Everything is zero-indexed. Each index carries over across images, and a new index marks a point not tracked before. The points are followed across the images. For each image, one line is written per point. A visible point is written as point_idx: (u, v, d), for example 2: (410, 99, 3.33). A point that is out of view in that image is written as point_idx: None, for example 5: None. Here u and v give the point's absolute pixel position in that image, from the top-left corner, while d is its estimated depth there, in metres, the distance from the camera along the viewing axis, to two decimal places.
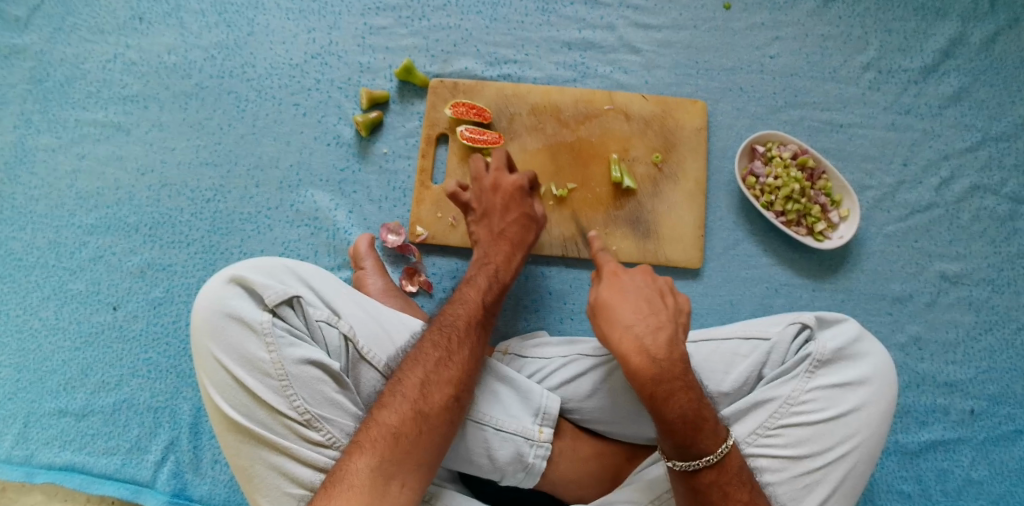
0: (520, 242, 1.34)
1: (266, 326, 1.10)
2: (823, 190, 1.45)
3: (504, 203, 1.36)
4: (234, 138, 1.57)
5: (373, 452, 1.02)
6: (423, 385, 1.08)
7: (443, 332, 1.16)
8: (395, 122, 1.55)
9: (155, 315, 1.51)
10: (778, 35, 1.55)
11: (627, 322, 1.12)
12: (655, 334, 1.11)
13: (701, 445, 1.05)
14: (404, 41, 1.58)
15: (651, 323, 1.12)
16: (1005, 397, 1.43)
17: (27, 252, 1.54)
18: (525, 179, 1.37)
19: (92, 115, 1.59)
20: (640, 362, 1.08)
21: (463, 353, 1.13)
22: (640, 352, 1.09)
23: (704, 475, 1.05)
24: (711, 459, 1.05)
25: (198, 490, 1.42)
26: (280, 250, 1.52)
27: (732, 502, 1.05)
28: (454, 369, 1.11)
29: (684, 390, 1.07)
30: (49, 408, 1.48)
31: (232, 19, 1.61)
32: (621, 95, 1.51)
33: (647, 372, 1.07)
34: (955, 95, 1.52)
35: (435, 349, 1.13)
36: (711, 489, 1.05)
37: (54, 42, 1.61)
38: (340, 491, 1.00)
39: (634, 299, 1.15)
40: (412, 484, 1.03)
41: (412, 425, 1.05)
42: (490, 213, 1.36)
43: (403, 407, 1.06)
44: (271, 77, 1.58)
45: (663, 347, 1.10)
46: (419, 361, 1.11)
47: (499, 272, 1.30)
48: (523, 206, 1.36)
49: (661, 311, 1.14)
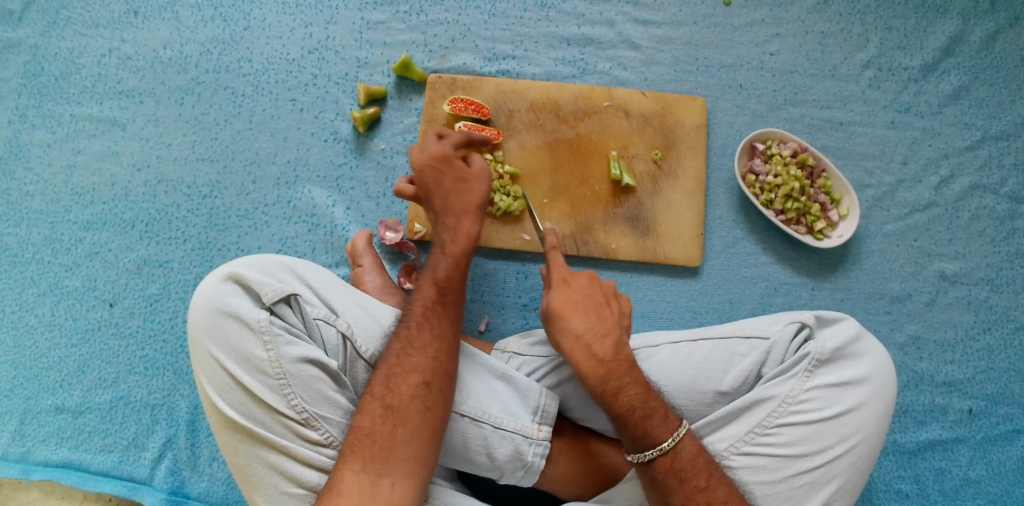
0: (465, 210, 1.25)
1: (264, 324, 1.10)
2: (823, 188, 1.45)
3: (439, 176, 1.26)
4: (231, 133, 1.56)
5: (354, 454, 1.02)
6: (387, 380, 1.08)
7: (399, 324, 1.14)
8: (393, 118, 1.54)
9: (152, 311, 1.50)
10: (778, 33, 1.54)
11: (576, 330, 1.16)
12: (603, 340, 1.15)
13: (653, 432, 1.06)
14: (402, 36, 1.57)
15: (599, 330, 1.16)
16: (1003, 396, 1.44)
17: (22, 248, 1.53)
18: (449, 145, 1.29)
19: (87, 110, 1.58)
20: (591, 366, 1.13)
21: (417, 338, 1.11)
22: (590, 356, 1.13)
23: (659, 464, 1.06)
24: (665, 446, 1.05)
25: (196, 487, 1.42)
26: (277, 246, 1.51)
27: (689, 488, 1.04)
28: (414, 355, 1.09)
29: (633, 384, 1.11)
30: (46, 405, 1.47)
31: (228, 13, 1.59)
32: (621, 92, 1.50)
33: (596, 372, 1.12)
34: (955, 93, 1.51)
35: (393, 343, 1.12)
36: (668, 477, 1.05)
37: (48, 36, 1.60)
38: (329, 495, 1.00)
39: (583, 307, 1.19)
40: (403, 480, 1.01)
41: (384, 422, 1.04)
42: (429, 190, 1.27)
43: (373, 407, 1.06)
44: (267, 72, 1.57)
45: (610, 351, 1.14)
46: (382, 360, 1.11)
47: (446, 246, 1.23)
48: (457, 172, 1.27)
49: (607, 317, 1.18)
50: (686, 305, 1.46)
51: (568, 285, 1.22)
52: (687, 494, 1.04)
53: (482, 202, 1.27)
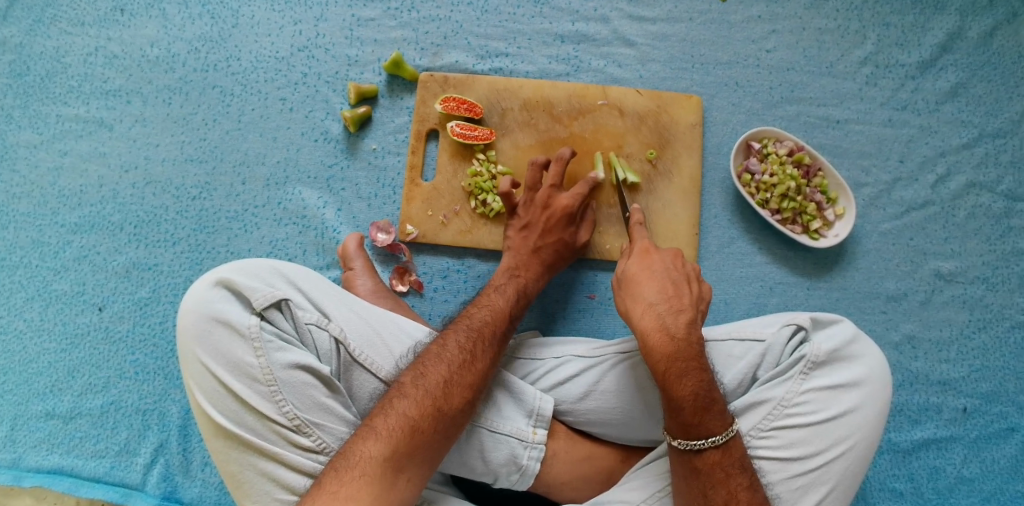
0: (552, 259, 1.35)
1: (254, 330, 1.08)
2: (819, 187, 1.44)
3: (547, 223, 1.35)
4: (219, 133, 1.53)
5: (388, 441, 1.01)
6: (446, 384, 1.08)
7: (470, 336, 1.16)
8: (384, 117, 1.52)
9: (142, 315, 1.48)
10: (775, 29, 1.52)
11: (651, 301, 1.16)
12: (678, 316, 1.14)
13: (708, 423, 1.05)
14: (393, 33, 1.54)
15: (674, 306, 1.15)
16: (997, 395, 1.43)
17: (9, 251, 1.51)
18: (576, 204, 1.35)
19: (73, 110, 1.55)
20: (659, 338, 1.11)
21: (489, 363, 1.15)
22: (662, 331, 1.12)
23: (707, 456, 1.05)
24: (718, 440, 1.05)
25: (189, 492, 1.41)
26: (268, 248, 1.49)
27: (734, 483, 1.04)
28: (476, 374, 1.12)
29: (697, 370, 1.08)
30: (36, 411, 1.46)
31: (216, 10, 1.56)
32: (615, 90, 1.48)
33: (664, 348, 1.10)
34: (952, 90, 1.50)
35: (461, 350, 1.13)
36: (714, 470, 1.05)
37: (34, 35, 1.57)
38: (353, 478, 0.98)
39: (658, 280, 1.19)
40: (416, 480, 1.02)
41: (430, 421, 1.04)
42: (531, 227, 1.35)
43: (424, 401, 1.05)
44: (256, 71, 1.55)
45: (684, 328, 1.12)
46: (445, 360, 1.11)
47: (527, 287, 1.31)
48: (565, 231, 1.35)
49: (685, 295, 1.17)
50: None
51: (646, 257, 1.23)
52: (731, 490, 1.04)
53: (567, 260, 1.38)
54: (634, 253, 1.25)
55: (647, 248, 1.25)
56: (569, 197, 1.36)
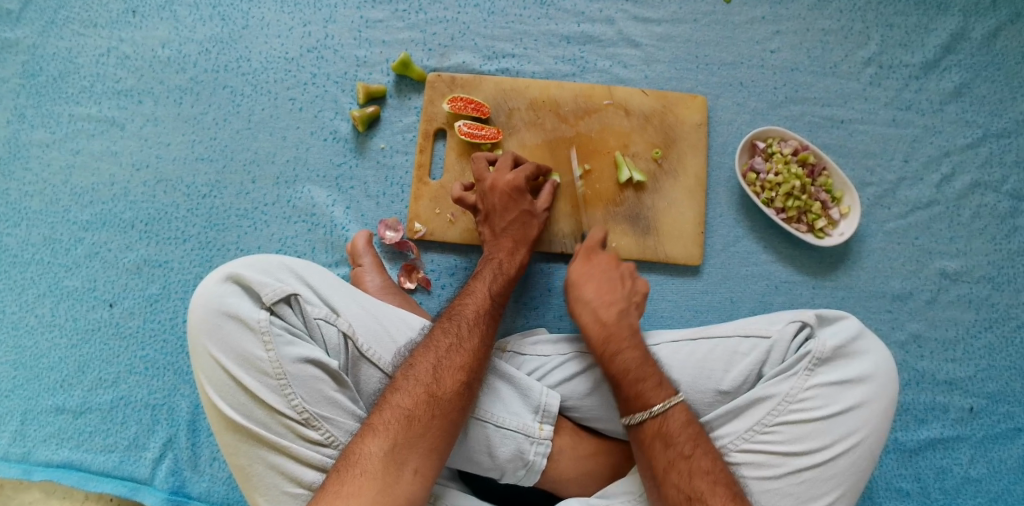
0: (522, 238, 1.35)
1: (264, 324, 1.09)
2: (824, 186, 1.45)
3: (502, 203, 1.35)
4: (230, 132, 1.55)
5: (386, 435, 1.04)
6: (436, 370, 1.11)
7: (453, 322, 1.19)
8: (393, 117, 1.54)
9: (152, 311, 1.50)
10: (779, 30, 1.53)
11: (587, 299, 1.26)
12: (609, 308, 1.24)
13: (644, 396, 1.13)
14: (402, 34, 1.56)
15: (607, 300, 1.26)
16: (1004, 394, 1.44)
17: (22, 249, 1.53)
18: (523, 177, 1.35)
19: (86, 109, 1.57)
20: (594, 329, 1.23)
21: (473, 342, 1.16)
22: (595, 321, 1.23)
23: (648, 427, 1.11)
24: (654, 409, 1.11)
25: (197, 487, 1.42)
26: (277, 246, 1.51)
27: (673, 452, 1.08)
28: (465, 355, 1.14)
29: (630, 349, 1.19)
30: (47, 405, 1.47)
31: (227, 12, 1.58)
32: (621, 90, 1.50)
33: (598, 335, 1.22)
34: (957, 90, 1.51)
35: (446, 337, 1.16)
36: (654, 440, 1.10)
37: (47, 36, 1.59)
38: (353, 476, 1.01)
39: (596, 279, 1.29)
40: (425, 470, 1.04)
41: (425, 409, 1.07)
42: (491, 214, 1.36)
43: (416, 391, 1.08)
44: (266, 71, 1.56)
45: (615, 316, 1.23)
46: (431, 349, 1.14)
47: (504, 265, 1.32)
48: (521, 203, 1.35)
49: (618, 291, 1.27)
50: (687, 304, 1.47)
51: (589, 260, 1.32)
52: (670, 458, 1.08)
53: (537, 233, 1.37)
54: (577, 257, 1.34)
55: (588, 251, 1.33)
56: (513, 173, 1.36)
